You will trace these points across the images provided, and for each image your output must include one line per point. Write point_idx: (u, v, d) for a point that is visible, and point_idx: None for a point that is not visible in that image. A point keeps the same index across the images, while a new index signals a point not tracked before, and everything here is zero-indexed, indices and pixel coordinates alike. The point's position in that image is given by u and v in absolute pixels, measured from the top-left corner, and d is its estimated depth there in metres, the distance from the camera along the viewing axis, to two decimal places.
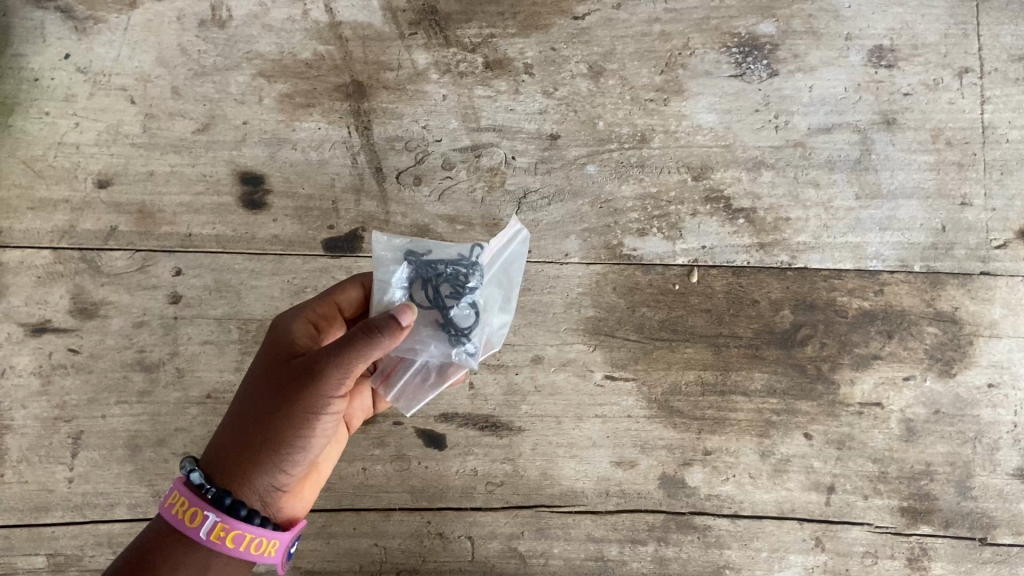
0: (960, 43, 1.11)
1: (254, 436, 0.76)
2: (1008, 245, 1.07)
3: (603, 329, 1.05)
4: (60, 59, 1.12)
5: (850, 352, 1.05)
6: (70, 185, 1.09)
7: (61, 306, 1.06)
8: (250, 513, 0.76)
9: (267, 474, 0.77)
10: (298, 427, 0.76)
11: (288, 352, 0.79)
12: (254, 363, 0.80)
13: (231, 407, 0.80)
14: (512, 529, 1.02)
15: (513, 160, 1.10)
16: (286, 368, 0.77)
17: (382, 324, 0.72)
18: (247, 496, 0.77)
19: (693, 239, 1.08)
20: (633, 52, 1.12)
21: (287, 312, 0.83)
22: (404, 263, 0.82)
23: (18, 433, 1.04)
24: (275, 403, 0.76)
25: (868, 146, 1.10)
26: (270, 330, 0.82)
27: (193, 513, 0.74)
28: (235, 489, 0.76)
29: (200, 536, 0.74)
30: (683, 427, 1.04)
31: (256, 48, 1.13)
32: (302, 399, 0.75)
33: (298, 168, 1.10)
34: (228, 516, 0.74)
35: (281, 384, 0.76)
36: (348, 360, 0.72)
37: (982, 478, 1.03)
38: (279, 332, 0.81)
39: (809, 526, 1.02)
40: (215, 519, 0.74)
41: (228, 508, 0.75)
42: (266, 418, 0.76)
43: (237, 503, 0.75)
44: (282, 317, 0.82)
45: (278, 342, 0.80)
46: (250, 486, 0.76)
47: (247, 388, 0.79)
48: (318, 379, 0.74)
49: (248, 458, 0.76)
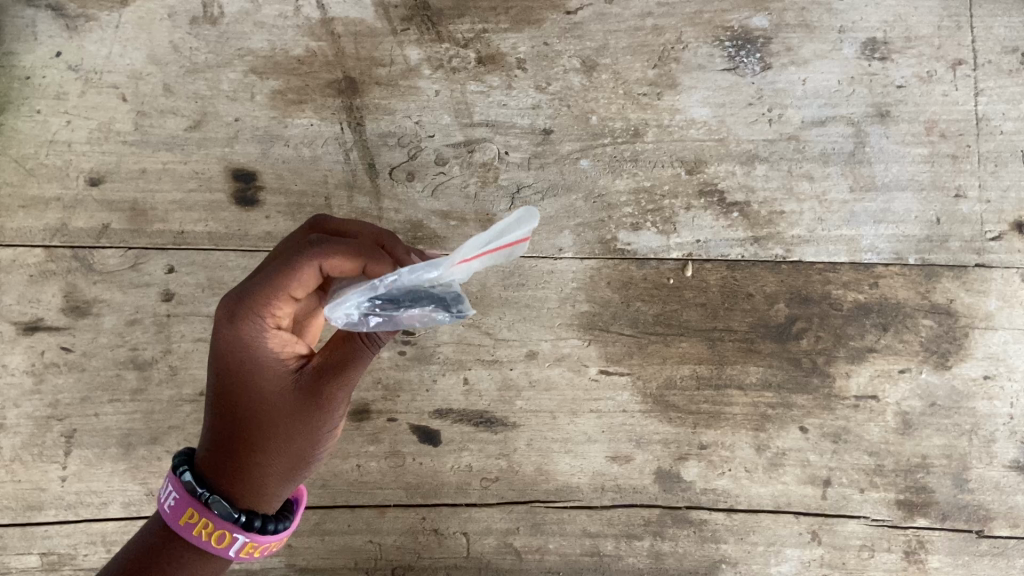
0: (953, 35, 1.11)
1: (268, 455, 0.76)
2: (1003, 237, 1.07)
3: (598, 324, 1.05)
4: (52, 57, 1.12)
5: (845, 344, 1.05)
6: (62, 183, 1.09)
7: (54, 305, 1.06)
8: (276, 524, 0.78)
9: (290, 488, 0.79)
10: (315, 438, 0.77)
11: (275, 369, 0.75)
12: (232, 384, 0.75)
13: (221, 430, 0.76)
14: (508, 525, 1.01)
15: (506, 154, 1.10)
16: (284, 385, 0.75)
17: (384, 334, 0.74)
18: (270, 505, 0.78)
19: (688, 233, 1.07)
20: (625, 46, 1.12)
21: (246, 326, 0.73)
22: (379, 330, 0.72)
23: (12, 432, 1.03)
24: (284, 430, 0.75)
25: (863, 138, 1.10)
26: (237, 350, 0.73)
27: (220, 535, 0.75)
28: (258, 505, 0.77)
29: (230, 553, 0.76)
30: (679, 421, 1.03)
31: (248, 44, 1.13)
32: (314, 420, 0.76)
33: (291, 165, 1.10)
34: (258, 535, 0.76)
35: (284, 410, 0.75)
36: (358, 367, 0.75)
37: (979, 470, 1.03)
38: (253, 354, 0.73)
39: (805, 519, 1.02)
40: (245, 539, 0.76)
41: (258, 528, 0.76)
42: (277, 439, 0.75)
43: (264, 520, 0.77)
44: (244, 333, 0.73)
45: (259, 362, 0.74)
46: (273, 498, 0.78)
47: (234, 409, 0.75)
48: (328, 392, 0.75)
49: (265, 477, 0.76)
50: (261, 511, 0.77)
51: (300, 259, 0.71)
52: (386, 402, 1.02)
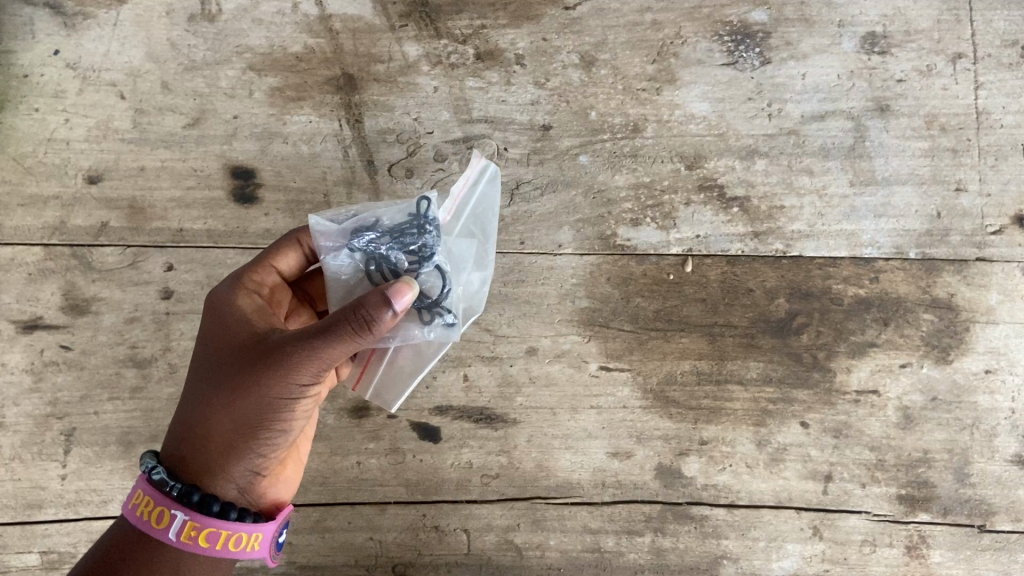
0: (953, 29, 1.11)
1: (224, 428, 0.75)
2: (1003, 231, 1.06)
3: (598, 319, 1.05)
4: (49, 55, 1.12)
5: (846, 340, 1.05)
6: (61, 181, 1.09)
7: (53, 303, 1.06)
8: (222, 507, 0.75)
9: (244, 465, 0.76)
10: (273, 417, 0.75)
11: (245, 333, 0.76)
12: (207, 346, 0.77)
13: (189, 395, 0.77)
14: (508, 521, 1.01)
15: (505, 151, 1.09)
16: (248, 355, 0.74)
17: (375, 313, 0.69)
18: (221, 486, 0.76)
19: (688, 228, 1.07)
20: (625, 41, 1.12)
21: (224, 285, 0.80)
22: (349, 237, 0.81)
23: (11, 430, 1.03)
24: (244, 398, 0.73)
25: (862, 132, 1.09)
26: (214, 309, 0.78)
27: (159, 513, 0.74)
28: (205, 483, 0.75)
29: (170, 537, 0.73)
30: (679, 416, 1.03)
31: (246, 42, 1.13)
32: (275, 390, 0.73)
33: (290, 162, 1.10)
34: (197, 513, 0.73)
35: (247, 377, 0.73)
36: (325, 350, 0.70)
37: (980, 464, 1.03)
38: (227, 311, 0.77)
39: (806, 515, 1.02)
40: (184, 518, 0.73)
41: (198, 505, 0.74)
42: (237, 406, 0.74)
43: (207, 500, 0.74)
44: (223, 292, 0.79)
45: (233, 323, 0.77)
46: (224, 474, 0.76)
47: (202, 377, 0.76)
48: (289, 371, 0.72)
49: (219, 452, 0.75)
50: (208, 488, 0.75)
51: (287, 237, 0.84)
52: None
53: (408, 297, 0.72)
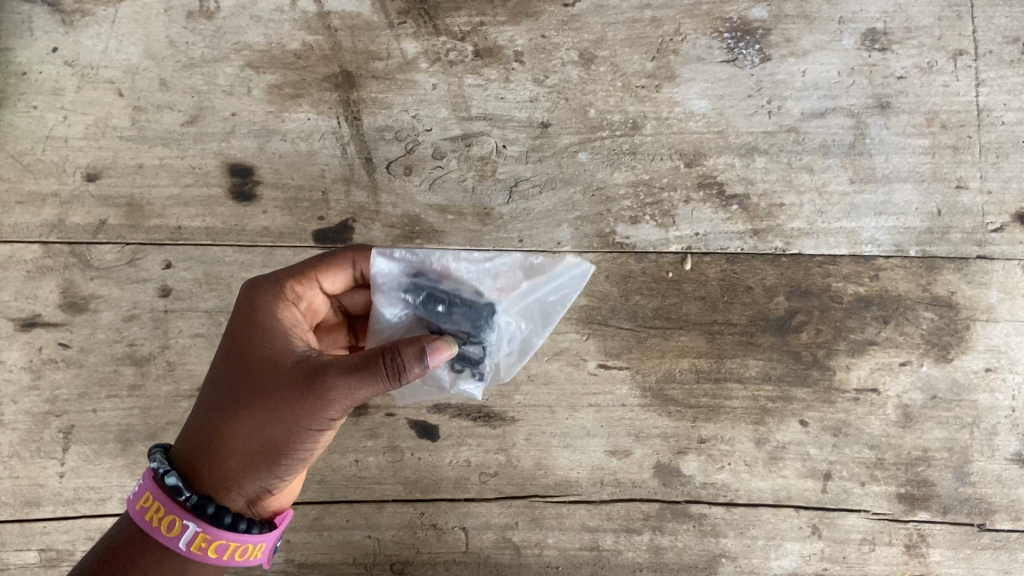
0: (954, 25, 1.10)
1: (242, 445, 0.75)
2: (1004, 229, 1.06)
3: (597, 318, 1.04)
4: (48, 53, 1.12)
5: (845, 338, 1.04)
6: (59, 179, 1.08)
7: (51, 301, 1.05)
8: (233, 519, 0.76)
9: (258, 483, 0.77)
10: (293, 442, 0.75)
11: (281, 352, 0.75)
12: (236, 358, 0.76)
13: (212, 401, 0.77)
14: (506, 520, 1.01)
15: (503, 148, 1.09)
16: (279, 377, 0.74)
17: (405, 365, 0.71)
18: (230, 498, 0.76)
19: (687, 226, 1.07)
20: (624, 38, 1.11)
21: (267, 291, 0.79)
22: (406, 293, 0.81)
23: (9, 428, 1.03)
24: (271, 418, 0.73)
25: (863, 130, 1.09)
26: (254, 320, 0.77)
27: (171, 522, 0.74)
28: (218, 496, 0.76)
29: (181, 546, 0.74)
30: (678, 415, 1.03)
31: (244, 39, 1.12)
32: (302, 417, 0.73)
33: (288, 159, 1.09)
34: (210, 525, 0.74)
35: (277, 397, 0.73)
36: (357, 387, 0.71)
37: (980, 463, 1.02)
38: (267, 325, 0.77)
39: (806, 513, 1.01)
40: (196, 529, 0.74)
41: (211, 517, 0.74)
42: (262, 425, 0.74)
43: (220, 511, 0.75)
44: (264, 304, 0.78)
45: (271, 336, 0.76)
46: (239, 488, 0.76)
47: (231, 386, 0.76)
48: (318, 402, 0.72)
49: (233, 467, 0.75)
50: (220, 500, 0.76)
51: (336, 254, 0.82)
52: (385, 397, 1.02)
53: (442, 358, 0.74)
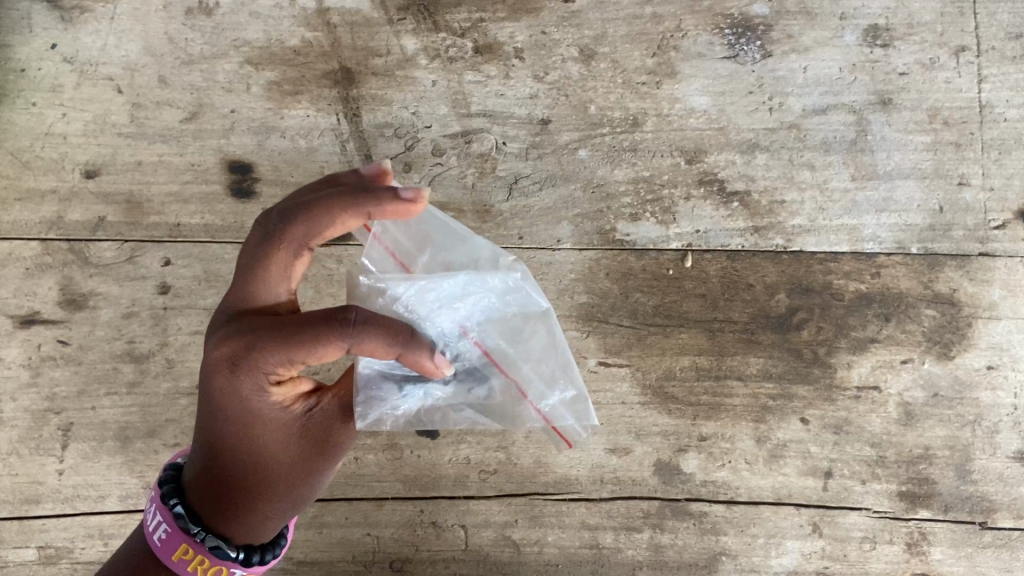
0: (956, 21, 1.10)
1: (271, 493, 0.75)
2: (1007, 226, 1.05)
3: (597, 315, 1.04)
4: (47, 50, 1.11)
5: (846, 335, 1.04)
6: (58, 176, 1.08)
7: (50, 298, 1.05)
8: (273, 555, 0.79)
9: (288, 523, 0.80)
10: (315, 484, 0.78)
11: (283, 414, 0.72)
12: (231, 429, 0.72)
13: (219, 468, 0.75)
14: (506, 518, 1.01)
15: (503, 145, 1.09)
16: (290, 431, 0.73)
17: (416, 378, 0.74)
18: (268, 538, 0.78)
19: (687, 223, 1.06)
20: (624, 34, 1.11)
21: (248, 376, 0.68)
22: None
23: (8, 425, 1.03)
24: (291, 471, 0.75)
25: (864, 127, 1.08)
26: (242, 401, 0.69)
27: (216, 571, 0.74)
28: (256, 542, 0.77)
29: None
30: (678, 412, 1.02)
31: (243, 35, 1.12)
32: (322, 463, 0.76)
33: (287, 156, 1.09)
34: (255, 568, 0.77)
35: (292, 455, 0.74)
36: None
37: (982, 461, 1.02)
38: (256, 404, 0.70)
39: (806, 511, 1.01)
40: (242, 573, 0.76)
41: (257, 562, 0.77)
42: (284, 481, 0.75)
43: (261, 554, 0.77)
44: (247, 387, 0.68)
45: (263, 413, 0.71)
46: (273, 532, 0.78)
47: (235, 454, 0.74)
48: (336, 434, 0.75)
49: (265, 516, 0.76)
50: (257, 546, 0.77)
51: (317, 341, 0.63)
52: None
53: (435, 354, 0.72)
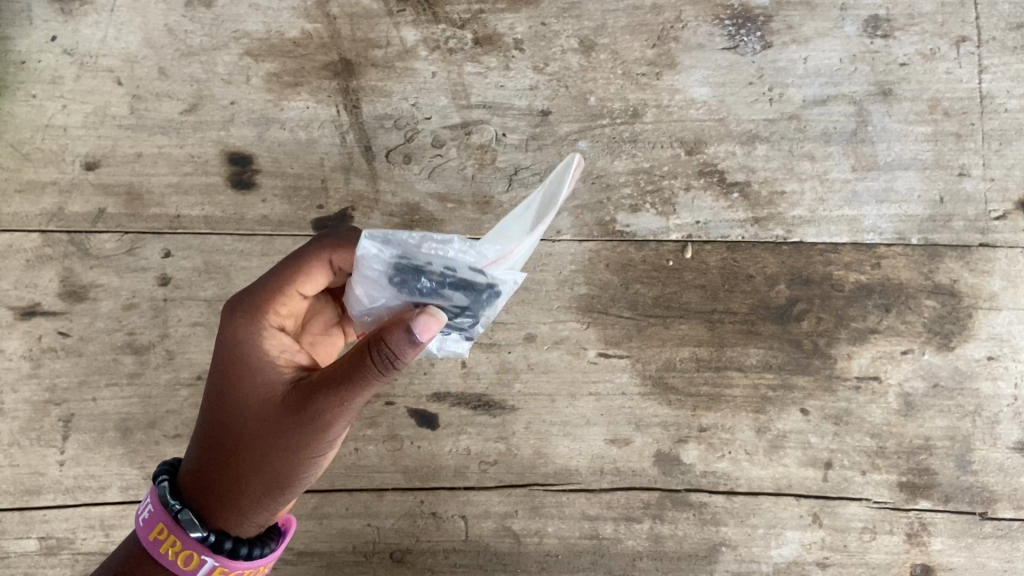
0: (957, 12, 1.09)
1: (249, 478, 0.73)
2: (1007, 217, 1.05)
3: (597, 306, 1.04)
4: (47, 42, 1.11)
5: (847, 326, 1.04)
6: (58, 167, 1.08)
7: (50, 289, 1.05)
8: (250, 549, 0.75)
9: (269, 511, 0.76)
10: (299, 466, 0.73)
11: (275, 379, 0.72)
12: (225, 395, 0.73)
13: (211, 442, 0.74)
14: (506, 508, 1.01)
15: (503, 136, 1.09)
16: (275, 404, 0.71)
17: (404, 353, 0.66)
18: (244, 530, 0.75)
19: (687, 214, 1.06)
20: (624, 26, 1.11)
21: (247, 317, 0.72)
22: (391, 273, 0.68)
23: (9, 416, 1.03)
24: (275, 448, 0.71)
25: (865, 117, 1.08)
26: (238, 353, 0.72)
27: (187, 556, 0.72)
28: (232, 529, 0.74)
29: None
30: (678, 403, 1.02)
31: (243, 27, 1.12)
32: (306, 441, 0.71)
33: (287, 148, 1.09)
34: (227, 559, 0.73)
35: (276, 430, 0.71)
36: (357, 393, 0.68)
37: (982, 452, 1.02)
38: (251, 356, 0.72)
39: (806, 502, 1.01)
40: (214, 563, 0.73)
41: (228, 553, 0.73)
42: (268, 457, 0.72)
43: (236, 543, 0.74)
44: (245, 334, 0.72)
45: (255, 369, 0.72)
46: (252, 520, 0.75)
47: (227, 424, 0.73)
48: (318, 407, 0.69)
49: (246, 498, 0.73)
50: (234, 534, 0.74)
51: (308, 254, 0.74)
52: (384, 385, 1.02)
53: (433, 330, 0.67)
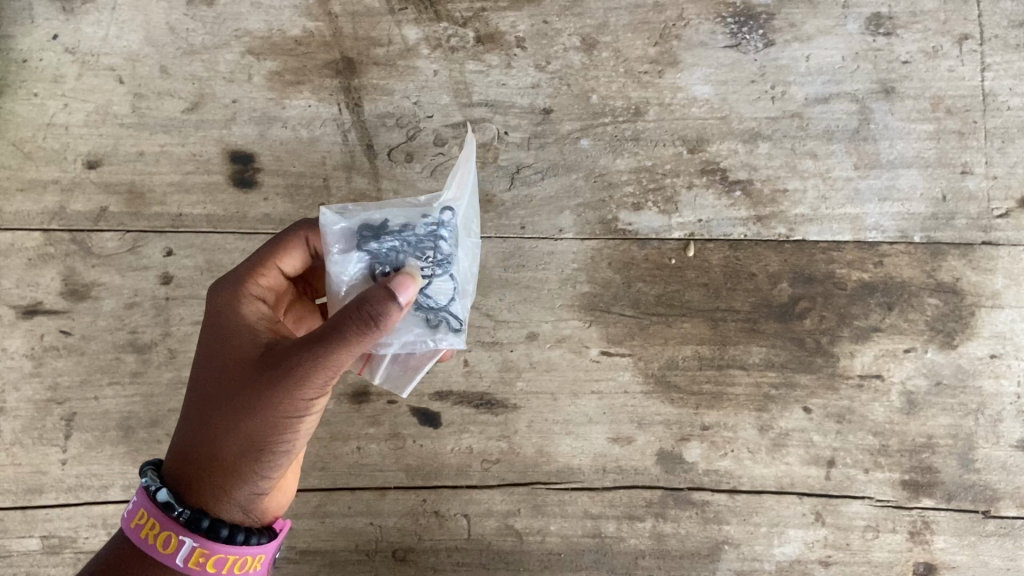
0: (959, 9, 1.09)
1: (230, 452, 0.72)
2: (1010, 215, 1.05)
3: (599, 304, 1.04)
4: (48, 40, 1.11)
5: (849, 324, 1.04)
6: (60, 166, 1.08)
7: (52, 288, 1.05)
8: (230, 531, 0.72)
9: (248, 489, 0.73)
10: (275, 434, 0.72)
11: (253, 347, 0.73)
12: (207, 365, 0.74)
13: (192, 416, 0.74)
14: (509, 507, 1.01)
15: (505, 135, 1.09)
16: (251, 373, 0.71)
17: (381, 308, 0.67)
18: (226, 511, 0.73)
19: (690, 212, 1.06)
20: (626, 24, 1.11)
21: (229, 288, 0.77)
22: (359, 238, 0.76)
23: (11, 415, 1.03)
24: (250, 415, 0.71)
25: (867, 115, 1.08)
26: (221, 323, 0.75)
27: (166, 538, 0.71)
28: (211, 507, 0.72)
29: (177, 562, 0.70)
30: (681, 401, 1.02)
31: (245, 25, 1.12)
32: (281, 406, 0.70)
33: (289, 146, 1.09)
34: (206, 539, 0.71)
35: (251, 394, 0.70)
36: (335, 356, 0.68)
37: (985, 450, 1.02)
38: (231, 323, 0.74)
39: (809, 500, 1.01)
40: (193, 544, 0.71)
41: (207, 531, 0.71)
42: (243, 425, 0.71)
43: (215, 524, 0.71)
44: (226, 303, 0.75)
45: (235, 335, 0.74)
46: (230, 497, 0.73)
47: (207, 396, 0.73)
48: (292, 368, 0.69)
49: (223, 470, 0.72)
50: (212, 512, 0.72)
51: (287, 233, 0.81)
52: (386, 384, 1.02)
53: (411, 290, 0.70)
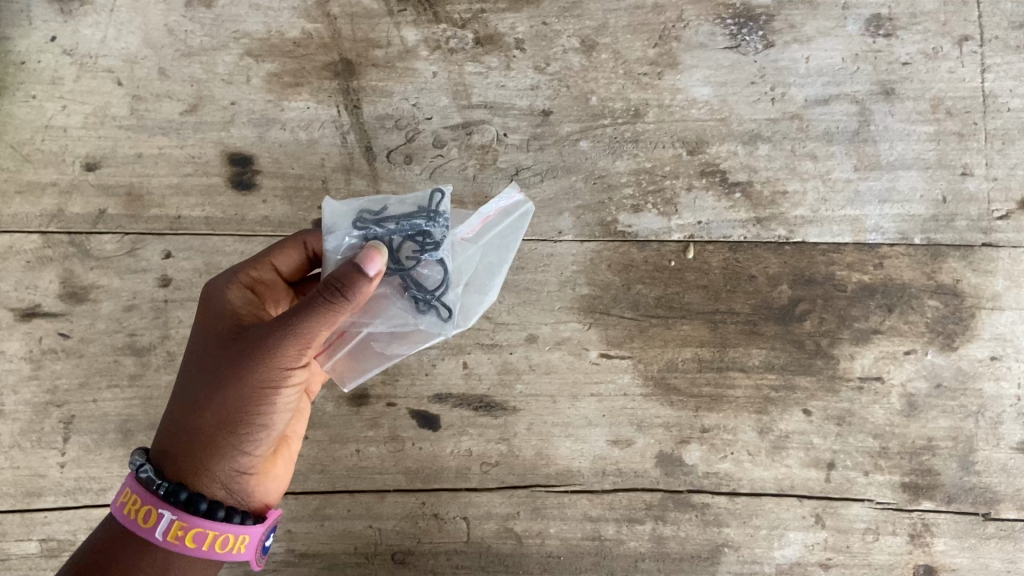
0: (959, 11, 1.09)
1: (210, 429, 0.74)
2: (1010, 216, 1.05)
3: (599, 307, 1.04)
4: (47, 42, 1.11)
5: (849, 326, 1.04)
6: (58, 168, 1.08)
7: (51, 291, 1.05)
8: (210, 505, 0.73)
9: (228, 462, 0.75)
10: (253, 406, 0.74)
11: (233, 327, 0.76)
12: (192, 346, 0.77)
13: (177, 395, 0.76)
14: (508, 509, 1.01)
15: (504, 136, 1.08)
16: (229, 349, 0.74)
17: (348, 283, 0.70)
18: (208, 487, 0.75)
19: (689, 214, 1.06)
20: (626, 25, 1.10)
21: (223, 276, 0.79)
22: (356, 218, 0.80)
23: (10, 418, 1.03)
24: (228, 387, 0.73)
25: (867, 117, 1.08)
26: (205, 306, 0.78)
27: (146, 512, 0.72)
28: (193, 481, 0.74)
29: (156, 536, 0.72)
30: (680, 404, 1.02)
31: (243, 27, 1.12)
32: (259, 377, 0.73)
33: (288, 148, 1.09)
34: (184, 512, 0.72)
35: (230, 368, 0.73)
36: (307, 329, 0.71)
37: (986, 452, 1.01)
38: (216, 306, 0.77)
39: (808, 503, 1.01)
40: (171, 517, 0.72)
41: (185, 504, 0.72)
42: (222, 397, 0.74)
43: (193, 497, 0.73)
44: (216, 288, 0.78)
45: (218, 315, 0.77)
46: (211, 470, 0.75)
47: (190, 374, 0.76)
48: (269, 339, 0.72)
49: (203, 444, 0.74)
50: (192, 485, 0.74)
51: (290, 236, 0.83)
52: (385, 386, 1.02)
53: (380, 262, 0.72)
